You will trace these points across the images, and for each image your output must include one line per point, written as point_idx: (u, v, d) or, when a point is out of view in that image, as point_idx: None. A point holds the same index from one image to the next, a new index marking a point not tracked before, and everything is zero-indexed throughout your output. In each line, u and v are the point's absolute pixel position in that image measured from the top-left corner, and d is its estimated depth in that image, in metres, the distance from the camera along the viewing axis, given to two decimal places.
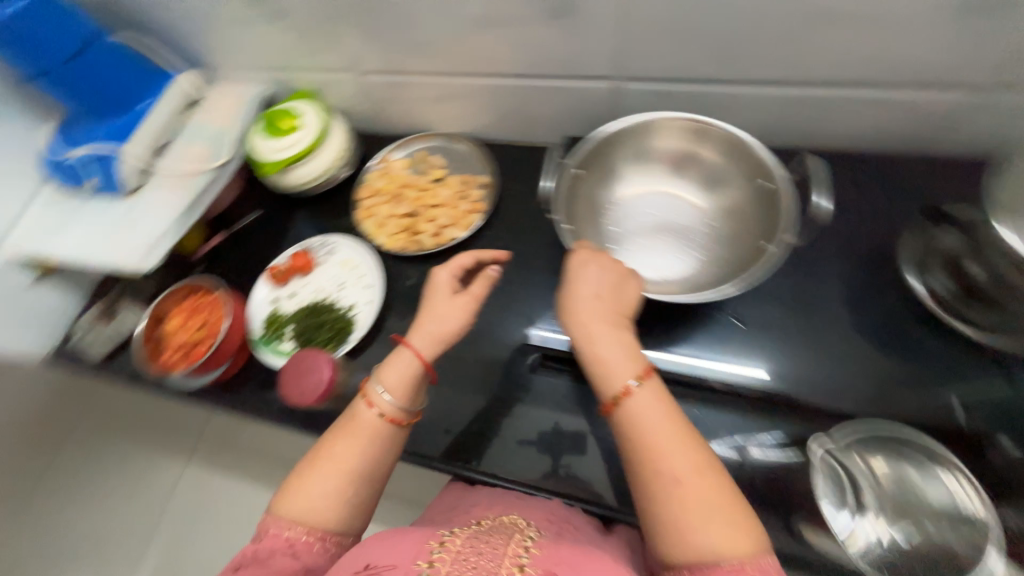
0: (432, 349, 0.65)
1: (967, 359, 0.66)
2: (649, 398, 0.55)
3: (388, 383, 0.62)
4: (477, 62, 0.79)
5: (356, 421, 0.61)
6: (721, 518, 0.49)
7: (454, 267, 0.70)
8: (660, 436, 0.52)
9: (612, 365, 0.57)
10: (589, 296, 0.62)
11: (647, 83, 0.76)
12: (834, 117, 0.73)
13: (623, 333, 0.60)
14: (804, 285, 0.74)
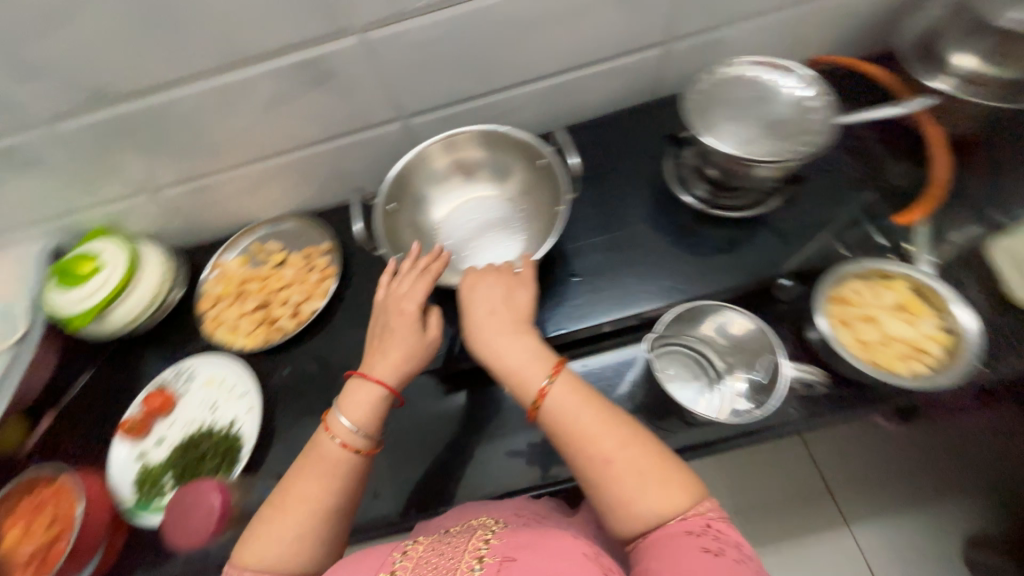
0: (402, 377, 0.56)
1: (758, 230, 0.69)
2: (565, 393, 0.49)
3: (352, 414, 0.54)
4: (265, 143, 0.75)
5: (318, 455, 0.53)
6: (658, 483, 0.44)
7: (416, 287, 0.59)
8: (583, 428, 0.47)
9: (522, 370, 0.51)
10: (481, 311, 0.55)
11: (428, 114, 0.76)
12: (580, 92, 0.78)
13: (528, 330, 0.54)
14: (630, 226, 0.72)
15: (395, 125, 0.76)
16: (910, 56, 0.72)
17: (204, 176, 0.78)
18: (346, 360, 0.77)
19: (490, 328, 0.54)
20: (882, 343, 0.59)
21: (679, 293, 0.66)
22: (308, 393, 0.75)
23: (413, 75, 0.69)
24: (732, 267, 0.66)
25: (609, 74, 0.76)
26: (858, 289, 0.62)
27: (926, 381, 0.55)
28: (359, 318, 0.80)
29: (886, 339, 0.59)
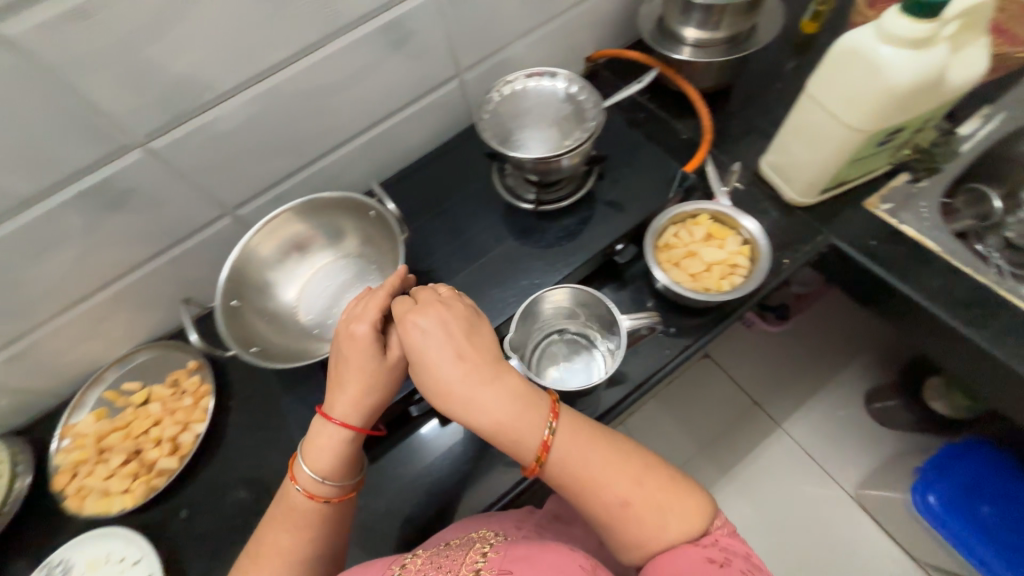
0: (365, 415, 0.55)
1: (589, 207, 0.76)
2: (569, 440, 0.49)
3: (315, 463, 0.54)
4: (77, 285, 0.68)
5: (288, 506, 0.54)
6: (671, 506, 0.47)
7: (367, 314, 0.54)
8: (595, 472, 0.48)
9: (515, 427, 0.48)
10: (450, 363, 0.49)
11: (257, 200, 0.75)
12: (399, 136, 0.82)
13: (510, 374, 0.50)
14: (484, 239, 0.77)
15: (225, 220, 0.74)
16: (655, 38, 0.87)
17: (14, 344, 0.68)
18: (251, 474, 0.71)
19: (467, 383, 0.49)
20: (706, 270, 0.69)
21: (542, 288, 0.70)
22: (218, 528, 0.68)
23: (225, 168, 0.68)
24: (581, 248, 0.73)
25: (422, 114, 0.82)
26: (675, 233, 0.72)
27: (741, 291, 0.64)
28: (252, 425, 0.74)
29: (707, 265, 0.69)
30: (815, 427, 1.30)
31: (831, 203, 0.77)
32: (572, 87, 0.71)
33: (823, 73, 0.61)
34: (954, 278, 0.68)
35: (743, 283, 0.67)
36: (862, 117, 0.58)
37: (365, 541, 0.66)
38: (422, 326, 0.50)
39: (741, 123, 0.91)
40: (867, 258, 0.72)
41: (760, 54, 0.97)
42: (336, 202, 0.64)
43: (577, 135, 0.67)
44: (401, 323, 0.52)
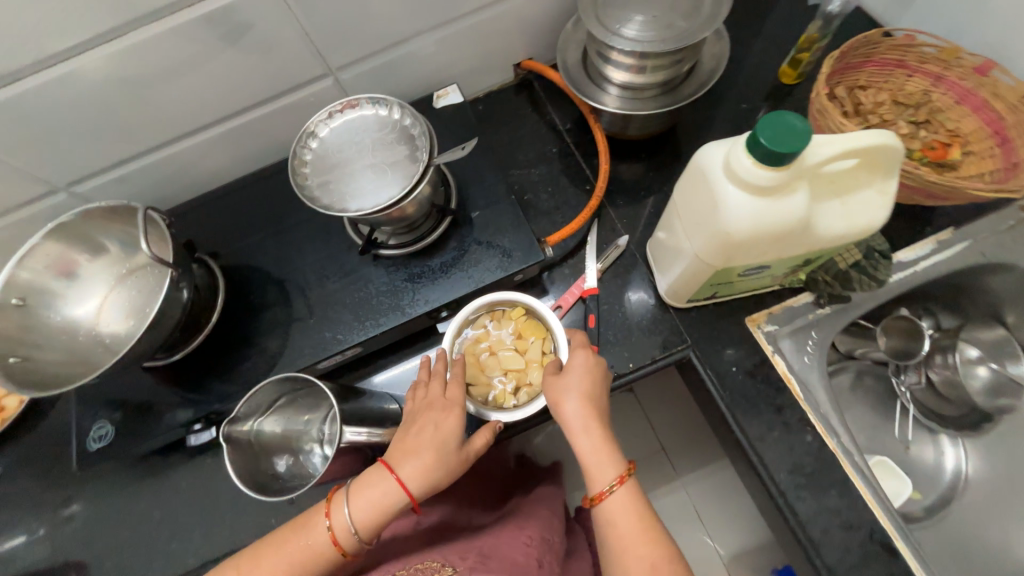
0: (425, 489, 0.52)
1: (433, 255, 0.67)
2: (626, 505, 0.50)
3: (357, 511, 0.51)
4: None
5: (307, 536, 0.51)
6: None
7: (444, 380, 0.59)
8: (630, 541, 0.48)
9: (589, 464, 0.51)
10: (579, 411, 0.53)
11: (96, 179, 0.71)
12: (261, 133, 0.75)
13: (607, 434, 0.53)
14: (318, 266, 0.69)
15: (59, 196, 0.70)
16: (574, 73, 0.72)
17: None
18: (65, 449, 0.74)
19: (572, 426, 0.53)
20: (500, 374, 0.62)
21: (343, 346, 0.63)
22: (25, 490, 0.72)
23: (43, 145, 0.63)
24: (402, 309, 0.64)
25: (292, 110, 0.73)
26: (485, 322, 0.65)
27: (509, 414, 0.59)
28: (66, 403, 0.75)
29: (502, 370, 0.62)
30: (711, 493, 1.20)
31: (710, 310, 0.67)
32: (406, 120, 0.60)
33: (682, 183, 0.49)
34: (801, 435, 0.60)
35: (525, 402, 0.60)
36: (706, 247, 0.48)
37: (142, 544, 0.68)
38: (578, 374, 0.55)
39: (663, 181, 0.77)
40: (721, 386, 0.63)
41: (720, 98, 0.80)
42: (117, 209, 0.59)
43: (402, 185, 0.57)
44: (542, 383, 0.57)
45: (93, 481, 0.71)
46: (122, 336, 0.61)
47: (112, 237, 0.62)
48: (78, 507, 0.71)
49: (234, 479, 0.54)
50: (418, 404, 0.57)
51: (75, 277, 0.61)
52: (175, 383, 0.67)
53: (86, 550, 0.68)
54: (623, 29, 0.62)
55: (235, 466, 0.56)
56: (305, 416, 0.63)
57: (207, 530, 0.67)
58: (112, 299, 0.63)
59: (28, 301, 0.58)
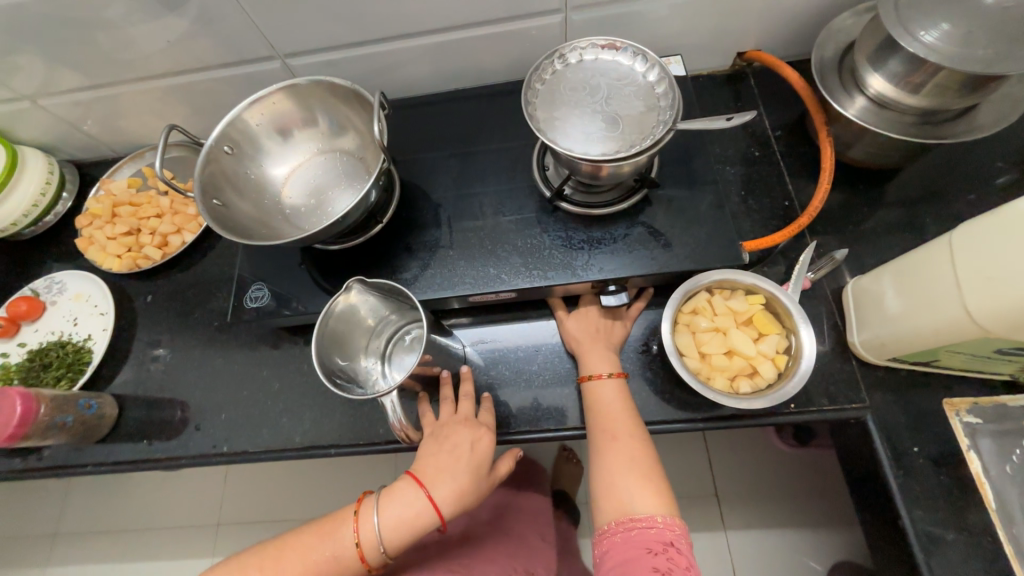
0: (453, 510, 0.55)
1: (614, 223, 0.63)
2: (614, 392, 0.58)
3: (386, 524, 0.53)
4: (132, 65, 0.73)
5: (336, 541, 0.54)
6: (643, 485, 0.51)
7: (592, 324, 0.63)
8: (613, 415, 0.57)
9: (589, 354, 0.61)
10: (582, 326, 0.64)
11: (307, 57, 0.72)
12: (467, 55, 0.73)
13: (609, 345, 0.62)
14: (490, 200, 0.67)
15: (275, 64, 0.73)
16: (826, 70, 0.65)
17: (94, 90, 0.77)
18: (206, 298, 0.78)
19: (580, 334, 0.63)
20: (723, 356, 0.56)
21: (501, 286, 0.61)
22: (167, 319, 0.78)
23: (280, 10, 0.64)
24: (573, 269, 0.61)
25: (506, 40, 0.70)
26: (713, 298, 0.59)
27: (741, 401, 0.53)
28: (223, 256, 0.80)
29: (726, 352, 0.56)
30: (759, 557, 1.11)
31: (900, 376, 0.59)
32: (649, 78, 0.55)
33: (981, 227, 0.42)
34: (977, 547, 0.51)
35: (748, 394, 0.54)
36: (997, 306, 0.41)
37: (252, 407, 0.70)
38: (579, 311, 0.65)
39: (876, 221, 0.68)
40: (896, 464, 0.55)
41: (968, 147, 0.69)
42: (344, 88, 0.59)
43: (630, 142, 0.53)
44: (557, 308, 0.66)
45: (227, 332, 0.76)
46: (302, 207, 0.62)
47: (326, 114, 0.63)
48: (206, 352, 0.75)
49: (314, 360, 0.51)
50: (443, 424, 0.60)
51: (283, 141, 0.64)
52: (325, 272, 0.67)
53: (203, 395, 0.72)
54: (923, 34, 0.53)
55: (316, 342, 0.52)
56: (390, 323, 0.62)
57: (313, 416, 0.68)
58: (304, 173, 0.64)
59: (243, 148, 0.61)
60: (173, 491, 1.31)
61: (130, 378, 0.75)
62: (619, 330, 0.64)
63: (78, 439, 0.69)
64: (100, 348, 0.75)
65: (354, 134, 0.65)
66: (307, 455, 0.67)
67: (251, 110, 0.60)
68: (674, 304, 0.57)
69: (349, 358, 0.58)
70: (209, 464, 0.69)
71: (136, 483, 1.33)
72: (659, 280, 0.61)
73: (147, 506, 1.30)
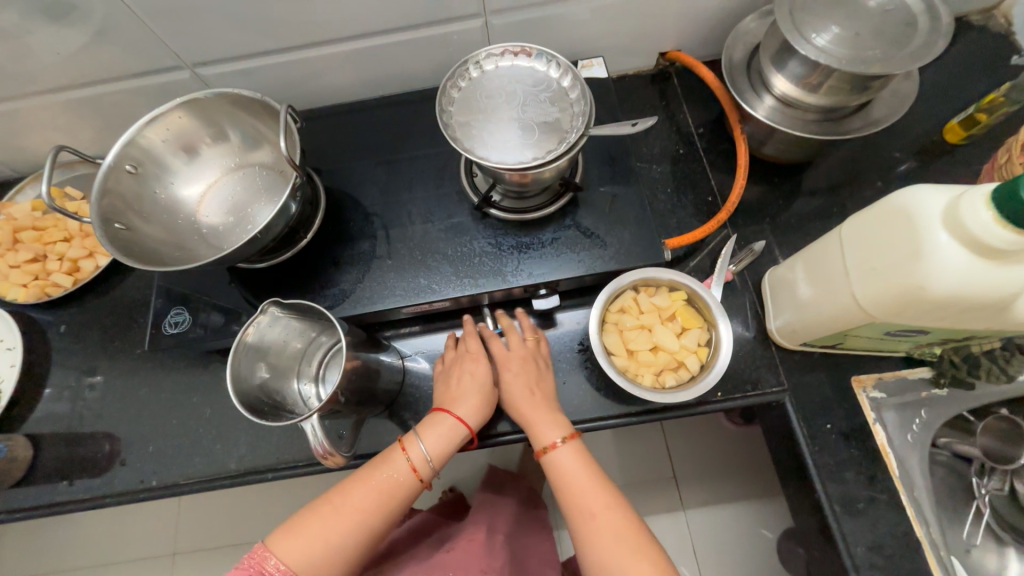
0: (479, 419, 0.59)
1: (543, 227, 0.63)
2: (571, 455, 0.57)
3: (431, 444, 0.57)
4: (22, 79, 0.68)
5: (392, 467, 0.56)
6: (640, 559, 0.51)
7: (527, 387, 0.60)
8: (582, 488, 0.55)
9: (539, 422, 0.58)
10: (523, 393, 0.59)
11: (220, 66, 0.69)
12: (389, 61, 0.71)
13: (551, 405, 0.59)
14: (420, 207, 0.67)
15: (184, 74, 0.69)
16: (737, 71, 0.67)
17: None
18: (128, 324, 0.74)
19: (519, 399, 0.59)
20: (649, 351, 0.58)
21: (434, 296, 0.61)
22: (85, 349, 0.73)
23: (181, 19, 0.61)
24: (504, 275, 0.61)
25: (428, 45, 0.69)
26: (636, 296, 0.60)
27: (667, 394, 0.55)
28: (145, 277, 0.76)
29: (651, 347, 0.58)
30: (714, 533, 1.17)
31: (815, 358, 0.62)
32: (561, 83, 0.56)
33: (862, 220, 0.45)
34: (884, 513, 0.56)
35: (673, 388, 0.57)
36: (879, 299, 0.43)
37: (184, 435, 0.67)
38: (506, 357, 0.62)
39: (791, 212, 0.72)
40: (811, 441, 0.59)
41: (870, 139, 0.74)
42: (250, 99, 0.57)
43: (548, 148, 0.53)
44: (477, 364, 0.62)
45: (153, 356, 0.72)
46: (220, 225, 0.60)
47: (237, 128, 0.61)
48: (130, 381, 0.71)
49: (230, 391, 0.49)
50: (450, 360, 0.63)
51: (192, 160, 0.61)
52: (253, 291, 0.65)
53: (130, 427, 0.69)
54: (815, 37, 0.55)
55: (230, 373, 0.50)
56: (314, 343, 0.60)
57: (250, 439, 0.66)
58: (220, 191, 0.62)
59: (146, 169, 0.58)
60: (118, 526, 1.24)
61: (45, 415, 0.70)
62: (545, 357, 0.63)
63: None
64: (8, 385, 0.69)
65: (270, 146, 0.62)
66: (246, 481, 0.64)
67: (149, 129, 0.56)
68: (601, 302, 0.59)
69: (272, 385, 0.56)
70: (140, 499, 0.65)
71: (75, 520, 1.24)
72: (589, 279, 0.62)
73: (90, 544, 1.23)
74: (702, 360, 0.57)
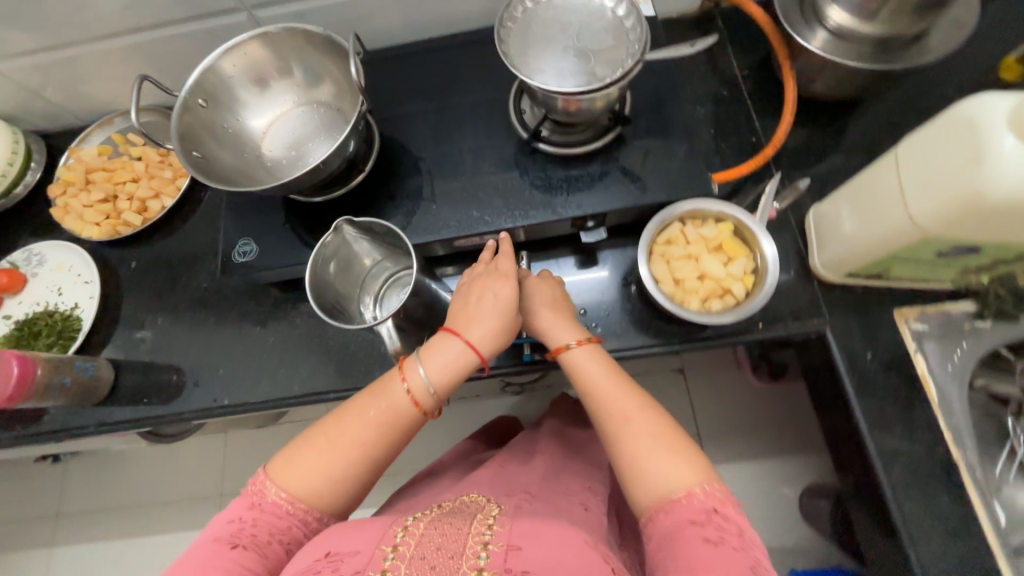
0: (490, 349, 0.58)
1: (590, 161, 0.65)
2: (589, 359, 0.58)
3: (432, 372, 0.56)
4: (90, 22, 0.71)
5: (388, 394, 0.56)
6: (672, 458, 0.50)
7: (545, 295, 0.62)
8: (606, 388, 0.56)
9: (554, 330, 0.60)
10: (541, 305, 0.61)
11: (275, 8, 0.71)
12: (437, 1, 0.72)
13: (568, 315, 0.61)
14: (470, 144, 0.69)
15: (241, 16, 0.72)
16: (789, 3, 0.66)
17: (54, 51, 0.75)
18: (192, 261, 0.79)
19: (538, 303, 0.61)
20: (695, 280, 0.60)
21: (486, 227, 0.64)
22: (154, 284, 0.79)
23: None
24: (553, 208, 0.63)
25: None
26: (682, 229, 0.62)
27: (712, 317, 0.57)
28: (206, 218, 0.81)
29: (698, 276, 0.60)
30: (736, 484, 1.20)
31: (858, 291, 0.63)
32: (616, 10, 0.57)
33: (919, 134, 0.46)
34: (921, 436, 0.58)
35: (720, 312, 0.59)
36: (932, 210, 0.45)
37: (250, 360, 0.72)
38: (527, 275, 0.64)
39: (836, 151, 0.72)
40: (851, 369, 0.61)
41: (922, 78, 0.73)
42: (315, 35, 0.59)
43: (603, 75, 0.55)
44: (484, 273, 0.60)
45: (217, 290, 0.77)
46: (287, 157, 0.63)
47: (299, 65, 0.63)
48: (197, 312, 0.76)
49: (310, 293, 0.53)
50: (476, 273, 0.61)
51: (259, 96, 0.64)
52: (311, 224, 0.68)
53: (199, 353, 0.74)
54: None
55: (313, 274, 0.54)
56: (381, 265, 0.63)
57: (311, 364, 0.71)
58: (283, 126, 0.65)
59: (218, 102, 0.61)
60: (173, 465, 1.33)
61: (122, 342, 0.76)
62: (557, 281, 0.64)
63: (78, 401, 0.70)
64: (89, 314, 0.75)
65: (331, 83, 0.65)
66: (310, 401, 0.69)
67: (221, 62, 0.59)
68: (649, 235, 0.61)
69: (341, 297, 0.60)
70: (212, 416, 0.71)
71: (136, 459, 1.35)
72: (637, 212, 0.63)
73: (149, 482, 1.33)
74: (747, 287, 0.59)
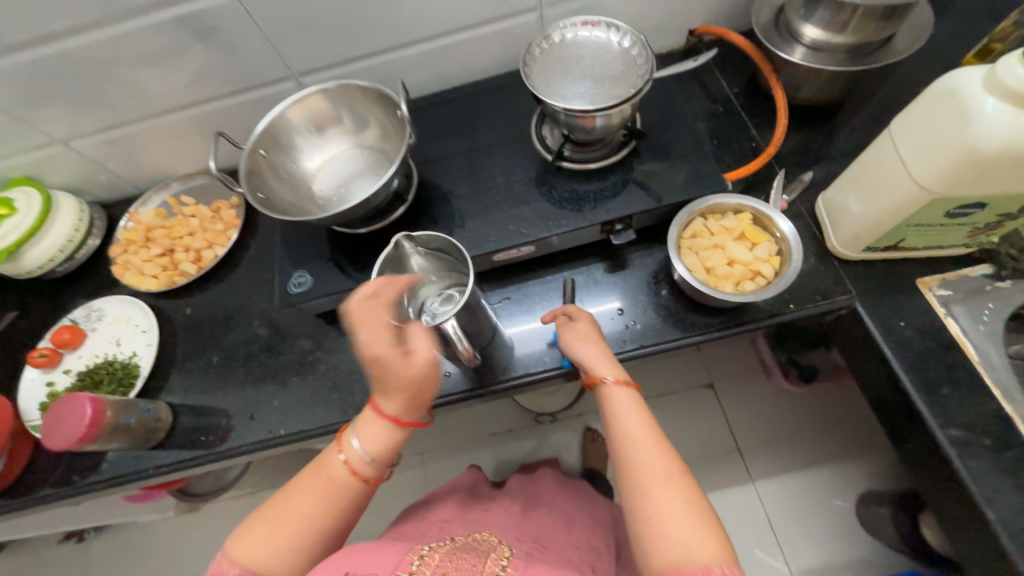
0: (410, 416, 0.56)
1: (612, 173, 0.72)
2: (625, 397, 0.56)
3: (365, 442, 0.56)
4: (160, 99, 0.81)
5: (324, 471, 0.56)
6: (695, 522, 0.47)
7: (586, 329, 0.63)
8: (637, 431, 0.54)
9: (595, 362, 0.59)
10: (584, 338, 0.62)
11: (320, 73, 0.81)
12: (460, 56, 0.83)
13: (610, 351, 0.61)
14: (500, 170, 0.76)
15: (290, 83, 0.82)
16: (767, 28, 0.76)
17: (125, 127, 0.84)
18: (244, 303, 0.84)
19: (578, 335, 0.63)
20: (726, 266, 0.64)
21: (524, 239, 0.69)
22: (207, 328, 0.83)
23: (298, 32, 0.74)
24: (585, 216, 0.69)
25: (493, 37, 0.81)
26: (704, 224, 0.67)
27: (749, 295, 0.61)
28: (255, 263, 0.87)
29: (728, 262, 0.64)
30: (786, 496, 1.16)
31: (879, 266, 0.67)
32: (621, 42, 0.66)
33: (910, 111, 0.52)
34: (970, 395, 0.59)
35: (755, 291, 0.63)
36: (934, 172, 0.50)
37: (303, 390, 0.75)
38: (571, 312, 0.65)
39: (831, 147, 0.79)
40: (888, 338, 0.63)
41: (894, 79, 0.82)
42: (363, 88, 0.68)
43: (617, 95, 0.63)
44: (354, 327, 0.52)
45: (268, 327, 0.81)
46: (341, 193, 0.70)
47: (349, 115, 0.72)
48: (249, 350, 0.80)
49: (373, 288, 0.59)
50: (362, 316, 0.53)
51: (314, 145, 0.72)
52: (358, 254, 0.73)
53: (253, 389, 0.77)
54: None
55: (377, 271, 0.61)
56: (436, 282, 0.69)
57: (363, 387, 0.73)
58: (336, 169, 0.72)
59: (279, 153, 0.70)
60: (202, 530, 1.29)
61: (178, 385, 0.79)
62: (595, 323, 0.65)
63: (138, 443, 0.71)
64: (147, 360, 0.79)
65: (376, 128, 0.73)
66: None
67: (282, 117, 0.68)
68: (676, 232, 0.66)
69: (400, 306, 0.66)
70: (266, 449, 0.72)
71: (165, 527, 1.31)
72: (662, 212, 0.69)
73: (178, 550, 1.28)
74: (774, 267, 0.63)
